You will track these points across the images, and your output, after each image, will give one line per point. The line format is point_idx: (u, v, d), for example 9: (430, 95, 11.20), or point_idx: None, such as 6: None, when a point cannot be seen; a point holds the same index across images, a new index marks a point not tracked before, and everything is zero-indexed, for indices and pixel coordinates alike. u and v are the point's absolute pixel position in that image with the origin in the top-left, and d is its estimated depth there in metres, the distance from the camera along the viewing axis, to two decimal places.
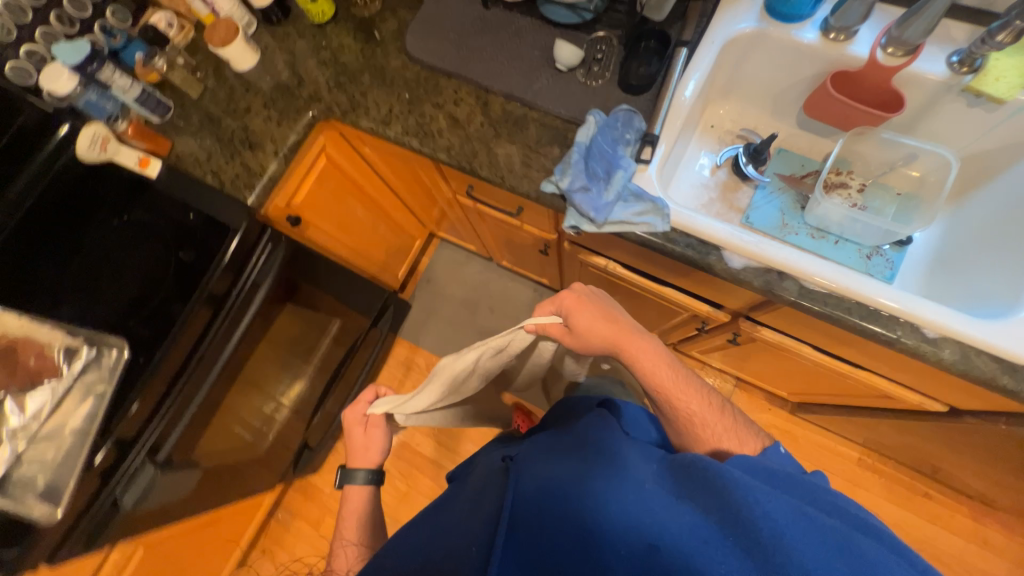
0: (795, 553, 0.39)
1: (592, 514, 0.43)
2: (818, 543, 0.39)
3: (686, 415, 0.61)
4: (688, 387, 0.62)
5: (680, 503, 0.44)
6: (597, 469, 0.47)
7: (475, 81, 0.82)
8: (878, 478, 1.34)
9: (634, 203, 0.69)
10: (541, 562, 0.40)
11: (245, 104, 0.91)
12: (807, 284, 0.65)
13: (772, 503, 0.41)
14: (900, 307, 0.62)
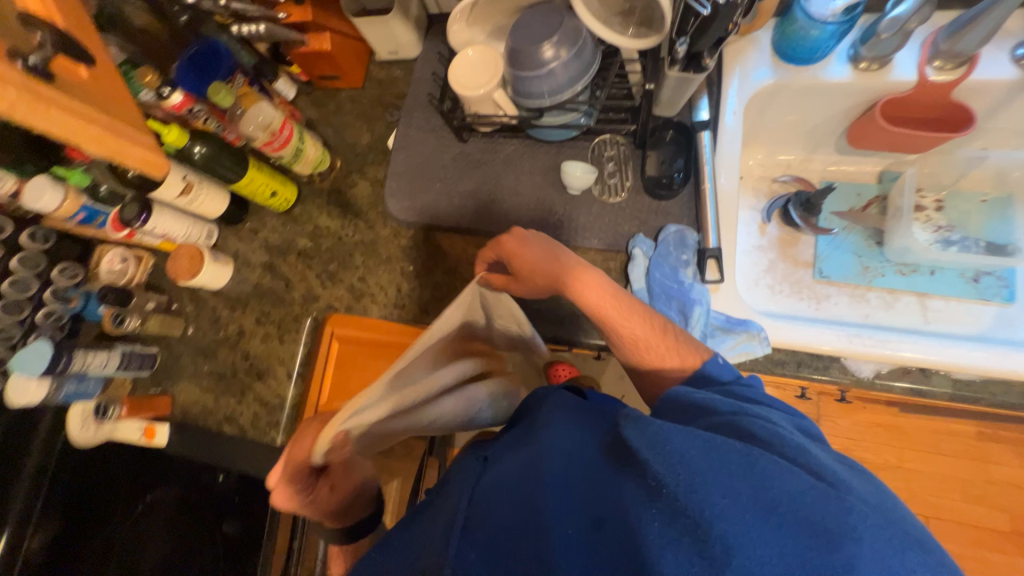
0: (721, 524, 0.35)
1: (529, 490, 0.44)
2: (740, 497, 0.36)
3: (629, 339, 0.54)
4: (634, 311, 0.55)
5: (623, 474, 0.42)
6: (539, 453, 0.46)
7: (482, 231, 0.72)
8: (1011, 448, 1.20)
9: (724, 335, 0.58)
10: (496, 545, 0.40)
11: (236, 326, 0.80)
12: (961, 375, 0.55)
13: (704, 471, 0.37)
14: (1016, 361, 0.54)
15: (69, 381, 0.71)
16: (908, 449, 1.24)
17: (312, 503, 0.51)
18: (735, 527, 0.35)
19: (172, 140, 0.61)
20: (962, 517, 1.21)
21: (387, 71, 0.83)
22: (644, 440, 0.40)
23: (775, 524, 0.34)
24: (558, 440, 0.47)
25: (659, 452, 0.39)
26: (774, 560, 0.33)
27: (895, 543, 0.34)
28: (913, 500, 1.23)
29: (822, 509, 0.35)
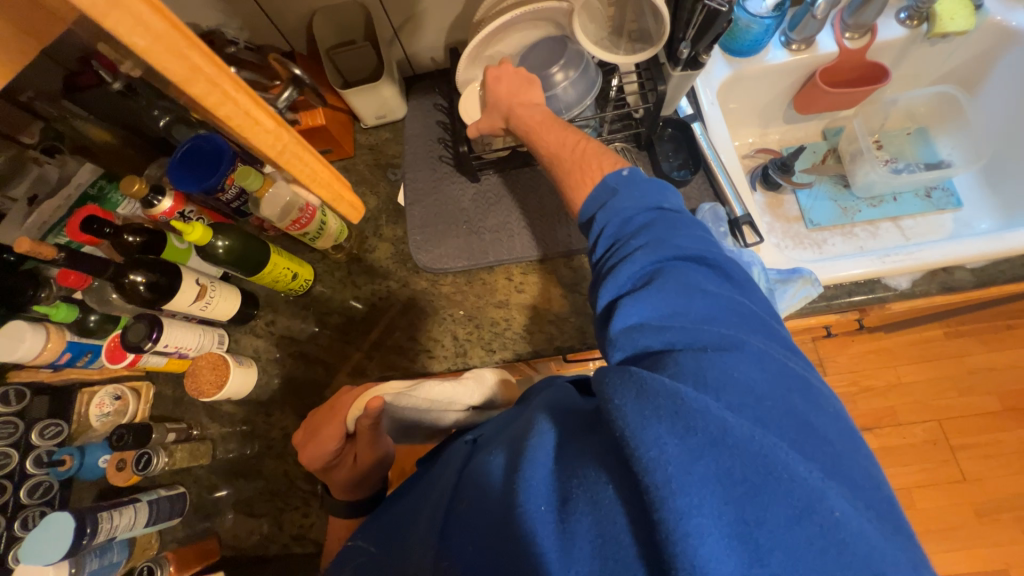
0: (657, 472, 0.30)
1: (504, 481, 0.38)
2: (674, 442, 0.30)
3: (550, 152, 0.56)
4: (564, 129, 0.56)
5: (585, 440, 0.37)
6: (518, 438, 0.40)
7: (522, 258, 0.72)
8: (976, 339, 1.37)
9: (785, 286, 0.64)
10: (472, 515, 0.39)
11: (279, 430, 0.72)
12: (973, 266, 0.65)
13: (642, 414, 0.32)
14: (996, 244, 0.65)
15: (93, 556, 0.58)
16: (901, 365, 1.38)
17: (338, 468, 0.59)
18: (667, 477, 0.29)
19: (196, 239, 0.59)
20: (960, 411, 1.35)
21: (375, 135, 0.85)
22: (607, 391, 0.35)
23: (712, 472, 0.29)
24: (540, 419, 0.40)
25: (610, 405, 0.34)
26: (707, 524, 0.28)
27: (820, 480, 0.29)
28: (919, 409, 1.36)
29: (758, 466, 0.29)
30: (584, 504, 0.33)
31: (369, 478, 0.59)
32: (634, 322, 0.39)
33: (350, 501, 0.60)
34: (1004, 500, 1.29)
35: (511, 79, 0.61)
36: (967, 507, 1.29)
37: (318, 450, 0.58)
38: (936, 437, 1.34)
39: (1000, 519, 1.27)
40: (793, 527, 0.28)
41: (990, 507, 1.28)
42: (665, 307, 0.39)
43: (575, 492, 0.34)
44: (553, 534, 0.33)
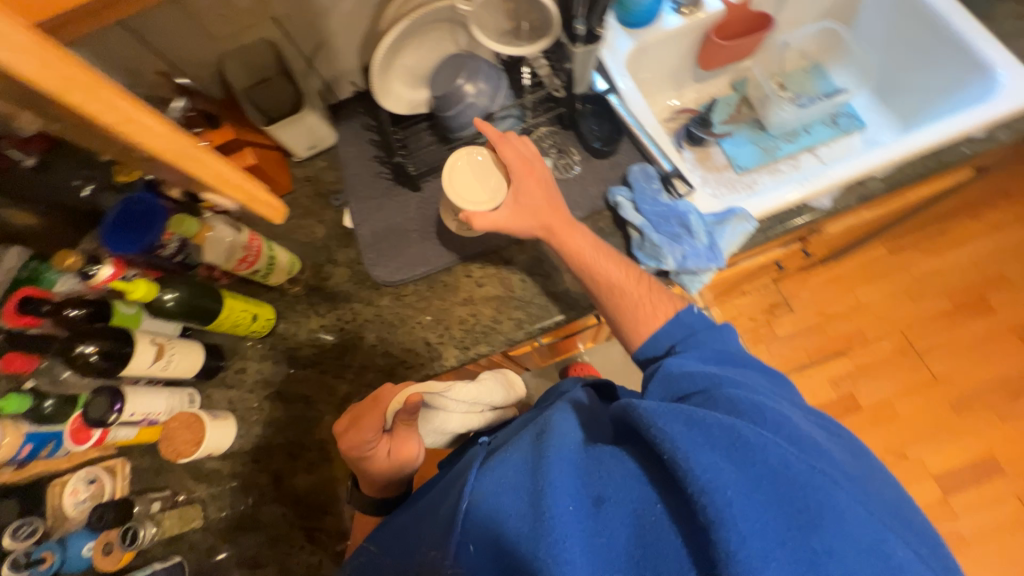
0: (710, 487, 0.36)
1: (523, 476, 0.43)
2: (733, 469, 0.37)
3: (569, 250, 0.64)
4: (608, 256, 0.64)
5: (620, 454, 0.44)
6: (541, 440, 0.46)
7: (477, 252, 0.74)
8: (913, 250, 1.49)
9: (722, 226, 0.67)
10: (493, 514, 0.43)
11: (268, 474, 0.70)
12: (882, 174, 0.70)
13: (693, 440, 0.39)
14: (898, 152, 0.70)
15: None
16: (855, 287, 1.48)
17: (371, 460, 0.59)
18: (728, 491, 0.36)
19: (141, 295, 0.57)
20: (917, 317, 1.45)
21: (312, 166, 0.86)
22: (656, 419, 0.41)
23: (768, 500, 0.36)
24: (566, 431, 0.46)
25: (659, 431, 0.40)
26: (767, 544, 0.35)
27: (879, 525, 0.36)
28: (882, 324, 1.45)
29: (813, 496, 0.36)
30: (621, 504, 0.40)
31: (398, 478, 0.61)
32: (675, 384, 0.50)
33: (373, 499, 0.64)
34: (973, 390, 1.37)
35: (517, 154, 0.65)
36: (944, 405, 1.37)
37: (354, 441, 0.58)
38: (903, 347, 1.43)
39: (975, 409, 1.35)
40: (849, 547, 0.35)
41: (962, 399, 1.36)
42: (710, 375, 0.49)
43: (611, 496, 0.41)
44: (587, 526, 0.39)
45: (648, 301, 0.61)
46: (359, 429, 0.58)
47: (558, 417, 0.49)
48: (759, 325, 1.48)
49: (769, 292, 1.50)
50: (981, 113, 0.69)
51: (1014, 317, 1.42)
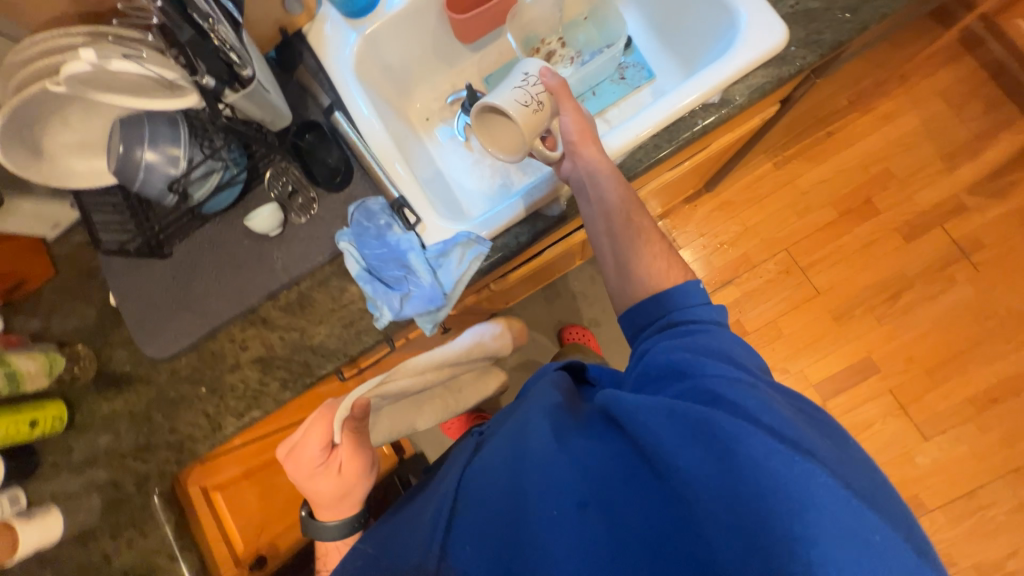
0: (680, 474, 0.44)
1: (506, 481, 0.53)
2: (708, 465, 0.43)
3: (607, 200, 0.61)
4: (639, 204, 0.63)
5: (588, 442, 0.51)
6: (522, 438, 0.54)
7: (232, 315, 0.72)
8: (797, 160, 1.42)
9: (446, 259, 0.65)
10: (479, 517, 0.53)
11: (100, 553, 0.75)
12: (611, 164, 0.64)
13: (664, 436, 0.46)
14: (622, 140, 0.63)
15: None
16: (740, 212, 1.44)
17: (322, 477, 0.63)
18: (682, 474, 0.44)
19: None
20: (804, 232, 1.42)
21: (68, 244, 0.81)
22: (644, 410, 0.48)
23: (750, 495, 0.42)
24: (542, 422, 0.54)
25: (637, 429, 0.47)
26: (743, 534, 0.41)
27: (856, 505, 0.40)
28: (768, 245, 1.43)
29: (802, 489, 0.41)
30: (599, 507, 0.47)
31: (359, 495, 0.66)
32: (670, 355, 0.53)
33: (343, 527, 0.66)
34: (855, 296, 1.38)
35: (597, 148, 0.62)
36: (825, 317, 1.39)
37: (307, 468, 0.63)
38: (789, 266, 1.41)
39: (856, 315, 1.37)
40: (822, 536, 0.40)
41: (844, 308, 1.38)
42: (691, 355, 0.51)
43: (593, 500, 0.47)
44: (567, 527, 0.47)
45: (674, 255, 0.62)
46: (310, 441, 0.63)
47: (539, 407, 0.57)
48: None
49: None
50: (704, 81, 0.61)
51: (899, 214, 1.38)
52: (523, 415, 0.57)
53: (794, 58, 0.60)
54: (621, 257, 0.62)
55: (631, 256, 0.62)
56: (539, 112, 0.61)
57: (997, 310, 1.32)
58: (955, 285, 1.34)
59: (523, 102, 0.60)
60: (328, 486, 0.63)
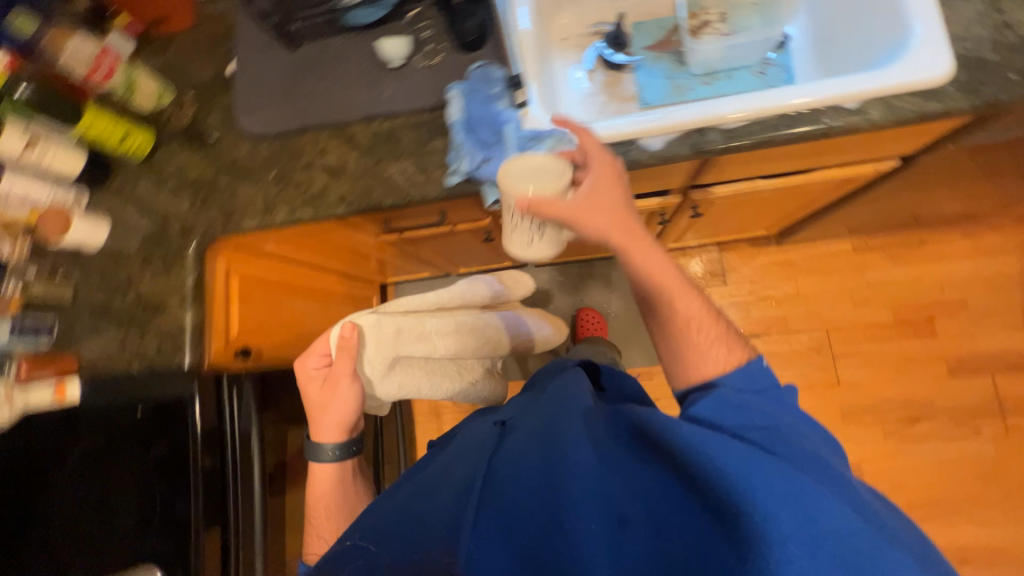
0: (750, 511, 0.44)
1: (539, 488, 0.49)
2: (778, 504, 0.44)
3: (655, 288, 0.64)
4: (687, 290, 0.65)
5: (630, 469, 0.50)
6: (557, 443, 0.52)
7: (328, 121, 0.77)
8: (877, 252, 1.39)
9: (538, 144, 0.66)
10: (510, 512, 0.48)
11: (125, 274, 0.82)
12: (727, 126, 0.64)
13: (732, 468, 0.47)
14: (747, 108, 0.63)
15: None
16: (799, 276, 1.42)
17: (314, 387, 0.79)
18: (752, 509, 0.45)
19: None
20: (851, 321, 1.39)
21: (218, 8, 0.88)
22: (709, 452, 0.48)
23: (826, 558, 0.42)
24: (579, 433, 0.53)
25: (698, 452, 0.48)
26: None
27: None
28: (811, 318, 1.41)
29: (869, 557, 0.43)
30: (642, 528, 0.46)
31: (349, 417, 0.79)
32: (723, 398, 0.56)
33: (334, 439, 0.80)
34: (871, 403, 1.34)
35: (628, 229, 0.63)
36: (834, 408, 1.35)
37: (308, 371, 0.80)
38: (821, 346, 1.39)
39: (863, 420, 1.33)
40: None
41: (855, 408, 1.34)
42: (734, 399, 0.56)
43: (635, 519, 0.47)
44: (609, 543, 0.46)
45: (715, 338, 0.64)
46: (305, 365, 0.79)
47: (573, 410, 0.56)
48: None
49: (708, 257, 1.47)
50: (851, 83, 0.61)
51: (952, 347, 1.33)
52: (557, 407, 0.57)
53: (946, 96, 0.60)
54: (664, 351, 0.67)
55: (671, 353, 0.65)
56: (539, 240, 0.66)
57: (1006, 480, 1.26)
58: (977, 437, 1.28)
59: (524, 239, 0.66)
60: (322, 399, 0.79)
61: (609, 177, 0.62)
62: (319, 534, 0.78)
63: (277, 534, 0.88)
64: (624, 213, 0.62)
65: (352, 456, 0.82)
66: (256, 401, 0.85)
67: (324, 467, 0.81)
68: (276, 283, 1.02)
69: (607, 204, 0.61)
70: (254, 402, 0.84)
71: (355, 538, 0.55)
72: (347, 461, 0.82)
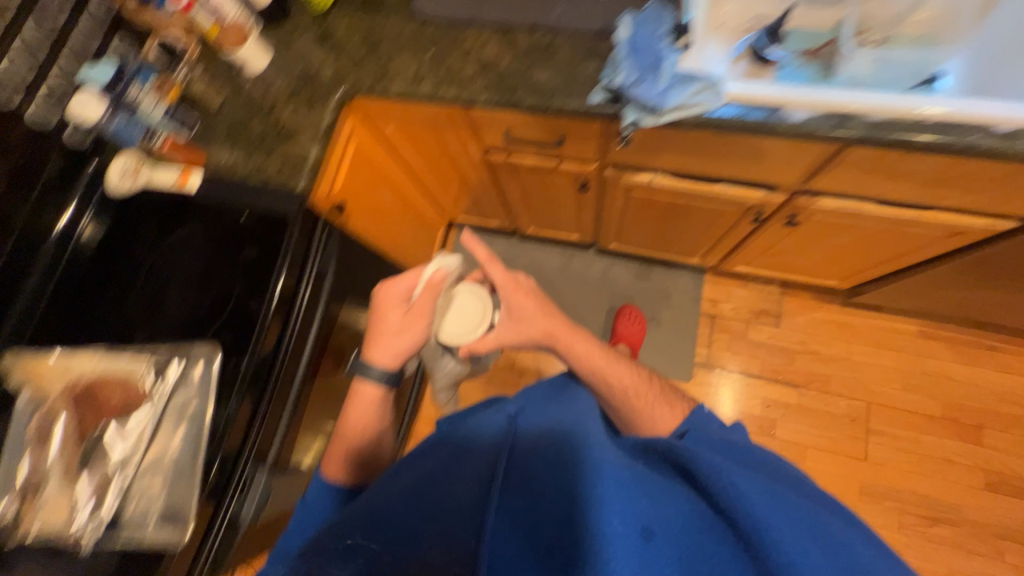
0: (778, 542, 0.42)
1: (554, 489, 0.48)
2: (810, 542, 0.43)
3: (607, 367, 0.74)
4: (620, 366, 0.75)
5: (652, 487, 0.47)
6: (573, 447, 0.52)
7: (496, 21, 0.84)
8: (940, 343, 1.37)
9: (688, 85, 0.72)
10: (526, 515, 0.46)
11: (270, 101, 0.92)
12: (874, 118, 0.68)
13: (750, 491, 0.45)
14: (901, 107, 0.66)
15: (122, 115, 0.81)
16: (855, 342, 1.41)
17: (391, 312, 0.73)
18: (780, 542, 0.42)
19: None
20: (896, 402, 1.35)
21: None
22: (719, 477, 0.47)
23: None
24: (593, 445, 0.52)
25: (717, 476, 0.47)
26: None
27: None
28: (855, 386, 1.37)
29: None
30: (673, 544, 0.43)
31: (414, 347, 0.73)
32: (724, 441, 0.56)
33: (388, 369, 0.73)
34: (895, 489, 1.28)
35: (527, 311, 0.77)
36: (853, 481, 1.30)
37: (393, 296, 0.73)
38: (859, 416, 1.35)
39: (882, 504, 1.27)
40: None
41: (877, 489, 1.29)
42: (734, 443, 0.56)
43: (663, 533, 0.44)
44: (636, 558, 0.42)
45: (654, 401, 0.70)
46: (397, 287, 0.73)
47: (594, 425, 0.57)
48: (736, 318, 1.47)
49: (768, 296, 1.48)
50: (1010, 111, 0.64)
51: (996, 461, 1.27)
52: (576, 415, 0.59)
53: None
54: (615, 420, 0.72)
55: (622, 419, 0.70)
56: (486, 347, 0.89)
57: None
58: (998, 560, 1.21)
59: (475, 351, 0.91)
60: (397, 327, 0.73)
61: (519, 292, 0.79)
62: (342, 448, 0.73)
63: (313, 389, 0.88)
64: (542, 315, 0.77)
65: (395, 386, 0.75)
66: (338, 250, 0.91)
67: (365, 392, 0.73)
68: (378, 168, 1.10)
69: (530, 311, 0.77)
70: (336, 249, 0.90)
71: (354, 534, 0.50)
72: (388, 390, 0.74)
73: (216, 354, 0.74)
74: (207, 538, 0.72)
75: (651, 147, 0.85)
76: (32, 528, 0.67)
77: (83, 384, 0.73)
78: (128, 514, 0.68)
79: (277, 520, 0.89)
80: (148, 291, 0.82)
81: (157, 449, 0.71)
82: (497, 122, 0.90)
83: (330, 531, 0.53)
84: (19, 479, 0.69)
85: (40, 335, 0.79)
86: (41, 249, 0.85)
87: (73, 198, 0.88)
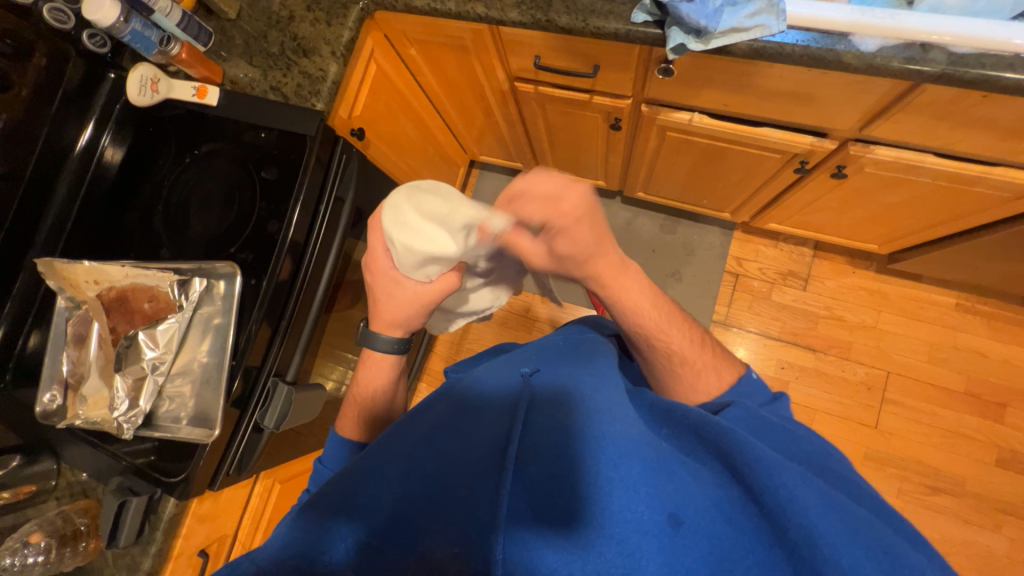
0: (825, 550, 0.37)
1: (574, 467, 0.45)
2: (858, 548, 0.37)
3: (668, 352, 0.64)
4: (677, 324, 0.65)
5: (683, 473, 0.44)
6: (597, 421, 0.48)
7: None
8: (977, 318, 1.31)
9: (745, 5, 0.64)
10: (542, 491, 0.45)
11: (287, 11, 0.86)
12: (955, 50, 0.60)
13: (798, 488, 0.40)
14: (983, 38, 0.59)
15: (135, 18, 0.75)
16: (884, 311, 1.35)
17: (379, 280, 0.69)
18: (824, 542, 0.37)
19: None
20: (918, 373, 1.31)
21: None
22: (759, 467, 0.41)
23: None
24: (623, 420, 0.48)
25: (758, 464, 0.41)
26: None
27: None
28: (878, 355, 1.33)
29: None
30: (696, 533, 0.40)
31: (418, 318, 0.70)
32: (765, 419, 0.51)
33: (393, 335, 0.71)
34: (901, 458, 1.28)
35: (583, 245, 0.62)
36: (859, 447, 1.29)
37: (378, 263, 0.68)
38: (875, 384, 1.32)
39: (884, 470, 1.27)
40: None
41: (881, 455, 1.28)
42: (770, 417, 0.51)
43: (689, 520, 0.40)
44: (662, 548, 0.39)
45: (702, 366, 0.64)
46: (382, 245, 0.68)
47: (610, 394, 0.53)
48: (762, 278, 1.42)
49: (799, 258, 1.41)
50: None
51: (1013, 439, 1.25)
52: (596, 383, 0.55)
53: None
54: (649, 374, 0.68)
55: (657, 378, 0.65)
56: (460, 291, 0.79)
57: None
58: (993, 531, 1.21)
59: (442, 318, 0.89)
60: (382, 287, 0.69)
61: (577, 226, 0.61)
62: (352, 403, 0.71)
63: (328, 316, 0.91)
64: (598, 257, 0.64)
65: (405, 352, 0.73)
66: (356, 176, 0.89)
67: (378, 357, 0.72)
68: (398, 94, 1.06)
69: (584, 254, 0.63)
70: (353, 176, 0.88)
71: (344, 531, 0.48)
72: (400, 357, 0.73)
73: (237, 274, 0.75)
74: (231, 444, 0.78)
75: (693, 80, 0.78)
76: (77, 414, 0.74)
77: (116, 292, 0.75)
78: (162, 412, 0.75)
79: (295, 434, 0.94)
80: (171, 208, 0.83)
81: (186, 357, 0.76)
82: (527, 45, 0.83)
83: (334, 500, 0.51)
84: (62, 371, 0.75)
85: (74, 244, 0.83)
86: (68, 158, 0.85)
87: (95, 109, 0.87)
